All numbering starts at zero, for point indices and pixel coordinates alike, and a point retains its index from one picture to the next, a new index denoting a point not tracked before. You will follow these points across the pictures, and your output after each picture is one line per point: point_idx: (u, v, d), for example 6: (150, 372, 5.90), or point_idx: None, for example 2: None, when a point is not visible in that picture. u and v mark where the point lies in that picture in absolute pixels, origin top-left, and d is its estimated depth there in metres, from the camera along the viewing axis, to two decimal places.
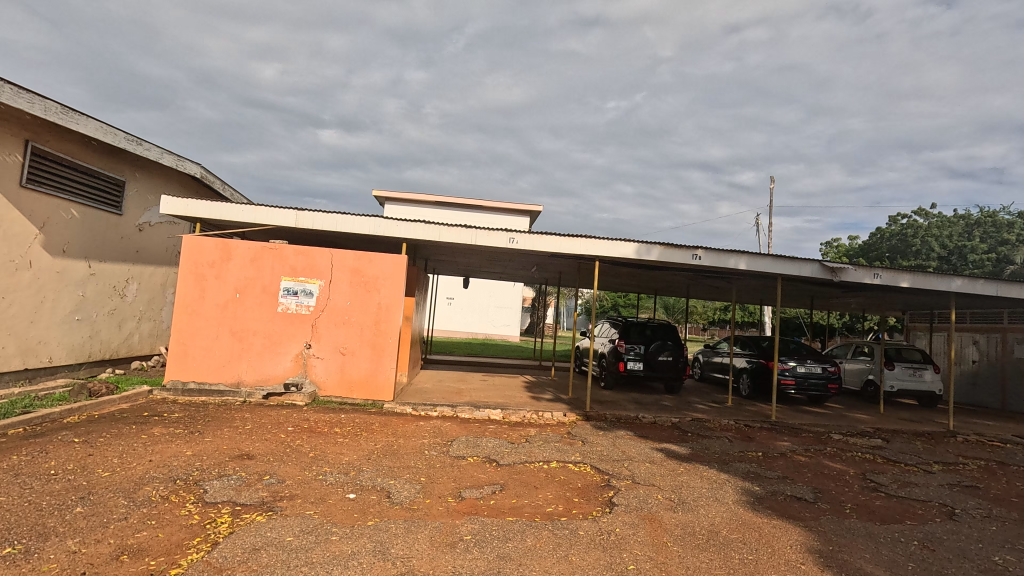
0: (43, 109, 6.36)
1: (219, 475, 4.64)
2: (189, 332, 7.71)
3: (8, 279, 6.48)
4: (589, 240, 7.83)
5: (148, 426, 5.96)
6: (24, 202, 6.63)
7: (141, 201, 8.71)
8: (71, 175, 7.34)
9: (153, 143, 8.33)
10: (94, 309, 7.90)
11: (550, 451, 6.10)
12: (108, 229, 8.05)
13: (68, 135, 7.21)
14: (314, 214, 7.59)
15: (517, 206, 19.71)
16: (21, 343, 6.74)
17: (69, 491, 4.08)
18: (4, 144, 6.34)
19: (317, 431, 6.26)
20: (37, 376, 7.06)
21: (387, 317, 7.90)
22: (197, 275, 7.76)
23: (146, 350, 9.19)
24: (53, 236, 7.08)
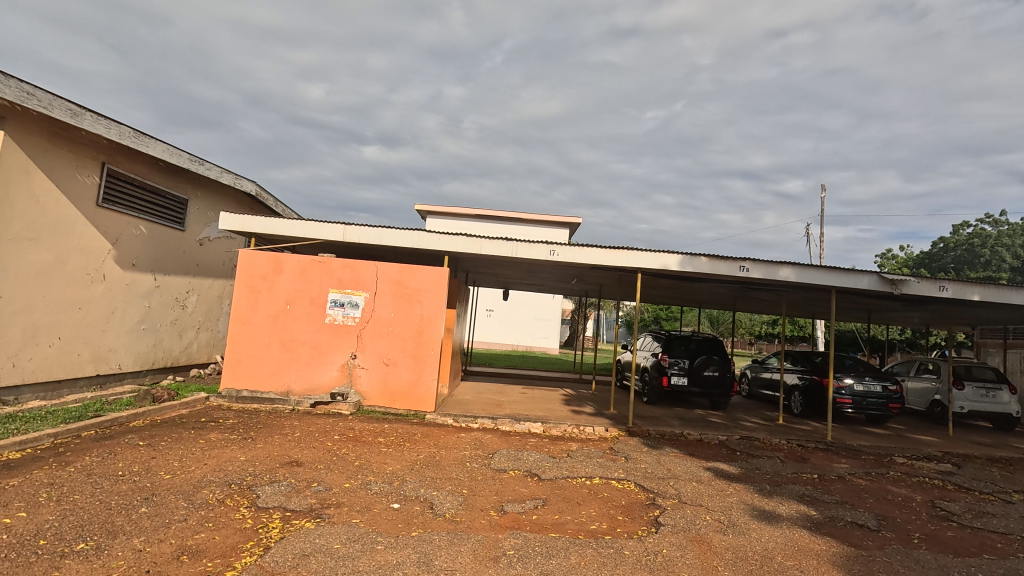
0: (118, 134, 6.85)
1: (270, 481, 4.81)
2: (242, 342, 8.06)
3: (84, 290, 6.99)
4: (631, 252, 7.73)
5: (206, 431, 6.26)
6: (100, 219, 7.15)
7: (202, 217, 9.24)
8: (141, 194, 7.86)
9: (213, 163, 8.82)
10: (159, 319, 8.40)
11: (592, 467, 5.99)
12: (172, 244, 8.57)
13: (139, 157, 7.74)
14: (360, 228, 7.83)
15: (557, 218, 19.77)
16: (94, 351, 7.22)
17: (135, 491, 4.33)
18: (84, 166, 6.85)
19: (362, 441, 6.39)
20: (108, 382, 7.55)
21: (429, 329, 8.02)
22: (251, 287, 8.12)
23: (203, 359, 9.67)
24: (124, 251, 7.58)
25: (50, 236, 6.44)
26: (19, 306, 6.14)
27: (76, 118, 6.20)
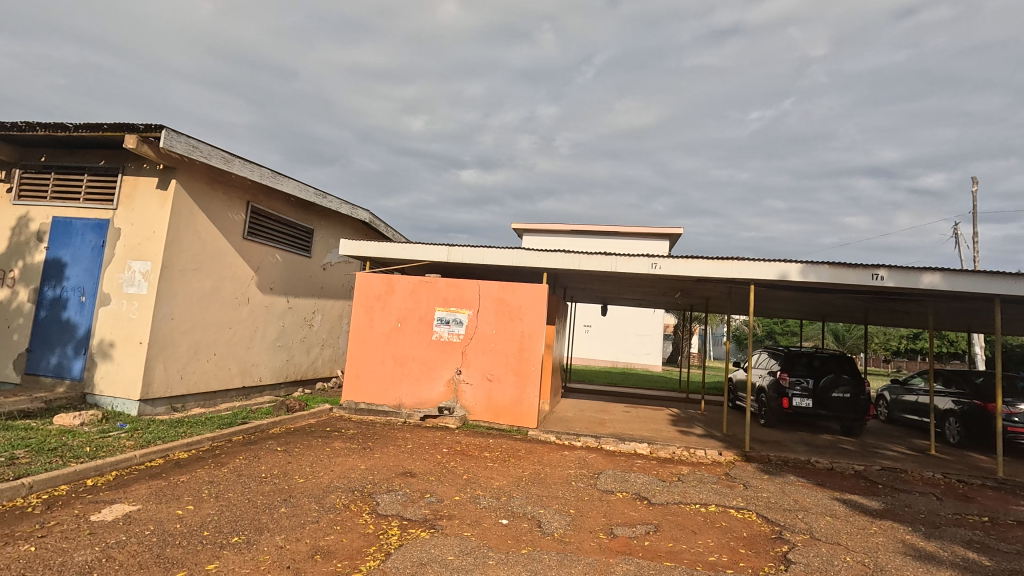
0: (259, 175, 7.83)
1: (388, 490, 5.11)
2: (360, 358, 8.73)
3: (233, 312, 8.02)
4: (741, 262, 7.25)
5: (331, 440, 6.84)
6: (246, 250, 8.19)
7: (325, 245, 10.23)
8: (277, 226, 8.89)
9: (334, 195, 9.74)
10: (291, 337, 9.39)
11: (706, 493, 5.61)
12: (302, 270, 9.57)
13: (275, 195, 8.79)
14: (463, 248, 8.18)
15: (656, 230, 19.13)
16: (241, 365, 8.24)
17: (276, 492, 4.83)
18: (234, 205, 7.90)
19: (469, 455, 6.58)
20: (251, 393, 8.56)
21: (530, 345, 8.10)
22: (367, 307, 8.80)
23: (327, 373, 10.60)
24: (263, 277, 8.61)
25: (209, 266, 7.49)
26: (186, 327, 7.18)
27: (228, 165, 7.20)
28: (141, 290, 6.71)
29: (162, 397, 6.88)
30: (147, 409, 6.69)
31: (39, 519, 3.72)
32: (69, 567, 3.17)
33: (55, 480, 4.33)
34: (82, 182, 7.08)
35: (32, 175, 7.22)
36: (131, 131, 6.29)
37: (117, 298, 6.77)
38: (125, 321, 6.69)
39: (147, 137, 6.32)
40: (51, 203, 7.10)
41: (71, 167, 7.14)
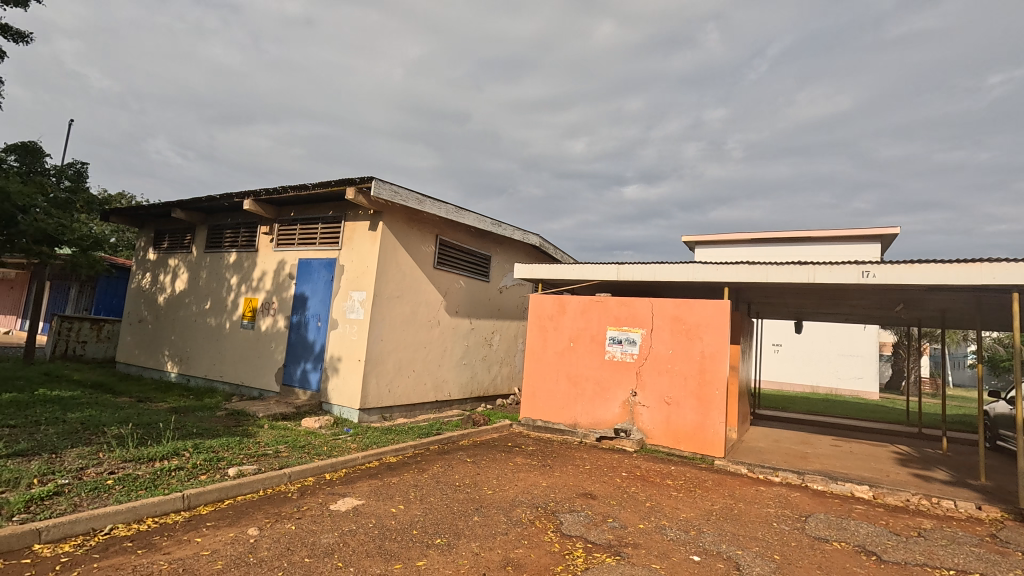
0: (445, 212, 8.71)
1: (571, 509, 5.14)
2: (536, 376, 9.06)
3: (427, 333, 9.02)
4: (996, 264, 5.73)
5: (513, 455, 7.18)
6: (435, 278, 9.17)
7: (501, 269, 10.95)
8: (460, 255, 9.79)
9: (507, 223, 10.37)
10: (474, 355, 10.20)
11: (964, 557, 4.44)
12: (481, 293, 10.37)
13: (458, 227, 9.73)
14: (633, 266, 8.00)
15: (863, 232, 16.29)
16: (434, 381, 9.20)
17: (469, 501, 5.22)
18: (426, 240, 8.95)
19: (650, 481, 6.29)
20: (443, 406, 9.49)
21: (713, 367, 7.49)
22: (541, 327, 9.13)
23: (505, 390, 11.24)
24: (450, 302, 9.54)
25: (408, 294, 8.58)
26: (392, 346, 8.30)
27: (421, 205, 8.17)
28: (359, 316, 7.97)
29: (375, 407, 8.03)
30: (365, 417, 7.86)
31: (296, 504, 4.60)
32: (317, 546, 3.84)
33: (305, 472, 5.32)
34: (318, 229, 8.75)
35: (285, 227, 9.17)
36: (350, 184, 7.58)
37: (342, 322, 8.15)
38: (348, 342, 8.01)
39: (362, 188, 7.55)
40: (298, 248, 8.93)
41: (310, 218, 8.88)
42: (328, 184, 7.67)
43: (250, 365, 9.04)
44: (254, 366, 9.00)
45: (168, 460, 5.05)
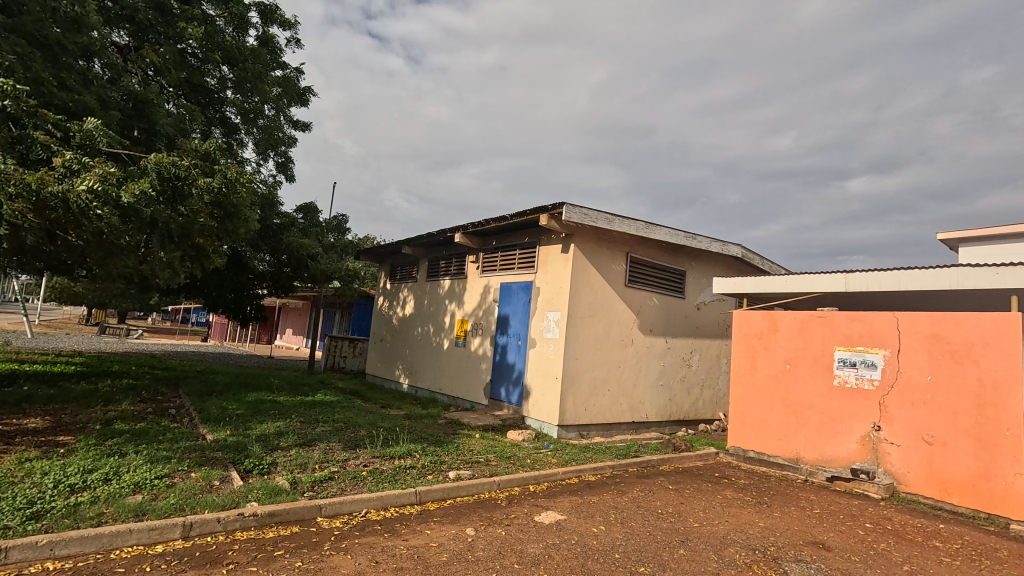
0: (635, 229, 8.51)
1: (797, 559, 4.45)
2: (746, 402, 8.16)
3: (621, 353, 8.90)
4: None
5: (722, 487, 6.55)
6: (627, 296, 9.01)
7: (698, 284, 10.27)
8: (653, 272, 9.46)
9: (704, 235, 9.60)
10: (672, 376, 9.71)
11: None
12: (677, 311, 9.85)
13: (650, 244, 9.44)
14: (867, 274, 6.72)
15: None
16: (630, 402, 9.01)
17: (673, 531, 4.93)
18: (617, 258, 8.89)
19: (908, 539, 5.07)
20: (640, 428, 9.23)
21: (998, 400, 5.75)
22: (748, 346, 8.24)
23: (709, 415, 10.41)
24: (645, 320, 9.27)
25: (601, 313, 8.62)
26: (587, 365, 8.42)
27: (611, 224, 8.17)
28: (555, 335, 8.31)
29: (573, 424, 8.22)
30: (564, 433, 8.10)
31: (504, 511, 4.95)
32: (525, 554, 4.07)
33: (511, 482, 5.71)
34: (516, 255, 9.46)
35: (488, 255, 10.15)
36: (543, 211, 8.00)
37: (540, 341, 8.60)
38: (546, 360, 8.40)
39: (554, 214, 7.91)
40: (499, 273, 9.79)
41: (509, 245, 9.66)
42: (524, 212, 8.25)
43: (464, 380, 10.15)
44: (466, 380, 10.08)
45: (404, 459, 5.97)
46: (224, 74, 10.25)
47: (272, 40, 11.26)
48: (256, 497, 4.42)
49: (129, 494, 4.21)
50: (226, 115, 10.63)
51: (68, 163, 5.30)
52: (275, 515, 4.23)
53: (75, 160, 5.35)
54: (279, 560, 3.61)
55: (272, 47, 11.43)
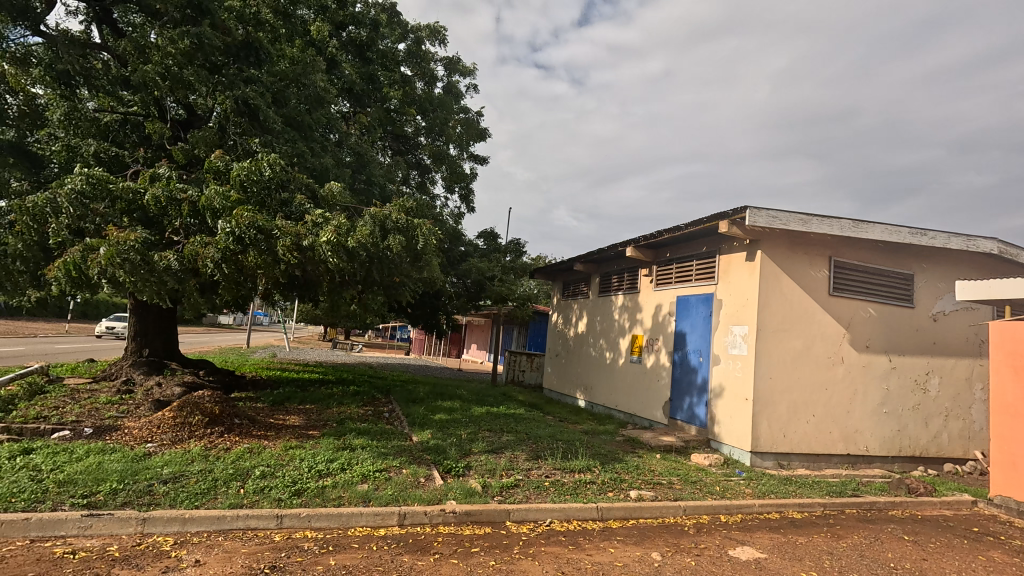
0: (839, 228, 7.33)
1: None
2: (1016, 439, 6.29)
3: (828, 373, 7.67)
4: None
5: (986, 547, 5.12)
6: (833, 307, 7.77)
7: (933, 290, 8.37)
8: (866, 277, 8.00)
9: (939, 229, 7.80)
10: (901, 402, 8.02)
11: None
12: (904, 323, 8.15)
13: (861, 244, 8.02)
14: None
15: None
16: (843, 431, 7.70)
17: None
18: (816, 264, 7.75)
19: None
20: (858, 462, 7.80)
21: None
22: (1016, 368, 6.36)
23: (958, 453, 8.32)
24: (858, 334, 7.86)
25: (799, 326, 7.58)
26: (784, 386, 7.46)
27: (807, 225, 7.18)
28: (742, 351, 7.57)
29: (769, 451, 7.35)
30: (758, 461, 7.29)
31: (692, 539, 4.63)
32: None
33: (699, 509, 5.32)
34: (693, 266, 8.93)
35: (662, 267, 9.77)
36: (722, 217, 7.41)
37: (725, 358, 7.92)
38: (732, 379, 7.69)
39: (735, 219, 7.28)
40: (676, 286, 9.34)
41: (685, 256, 9.17)
42: (701, 220, 7.79)
43: (640, 397, 9.85)
44: (643, 398, 9.76)
45: (584, 473, 6.02)
46: (419, 123, 11.87)
47: (455, 87, 12.69)
48: (454, 495, 4.90)
49: (359, 483, 5.05)
50: (421, 158, 12.22)
51: (320, 218, 6.75)
52: (471, 514, 4.63)
53: (323, 215, 6.75)
54: (476, 556, 3.94)
55: (455, 94, 12.90)
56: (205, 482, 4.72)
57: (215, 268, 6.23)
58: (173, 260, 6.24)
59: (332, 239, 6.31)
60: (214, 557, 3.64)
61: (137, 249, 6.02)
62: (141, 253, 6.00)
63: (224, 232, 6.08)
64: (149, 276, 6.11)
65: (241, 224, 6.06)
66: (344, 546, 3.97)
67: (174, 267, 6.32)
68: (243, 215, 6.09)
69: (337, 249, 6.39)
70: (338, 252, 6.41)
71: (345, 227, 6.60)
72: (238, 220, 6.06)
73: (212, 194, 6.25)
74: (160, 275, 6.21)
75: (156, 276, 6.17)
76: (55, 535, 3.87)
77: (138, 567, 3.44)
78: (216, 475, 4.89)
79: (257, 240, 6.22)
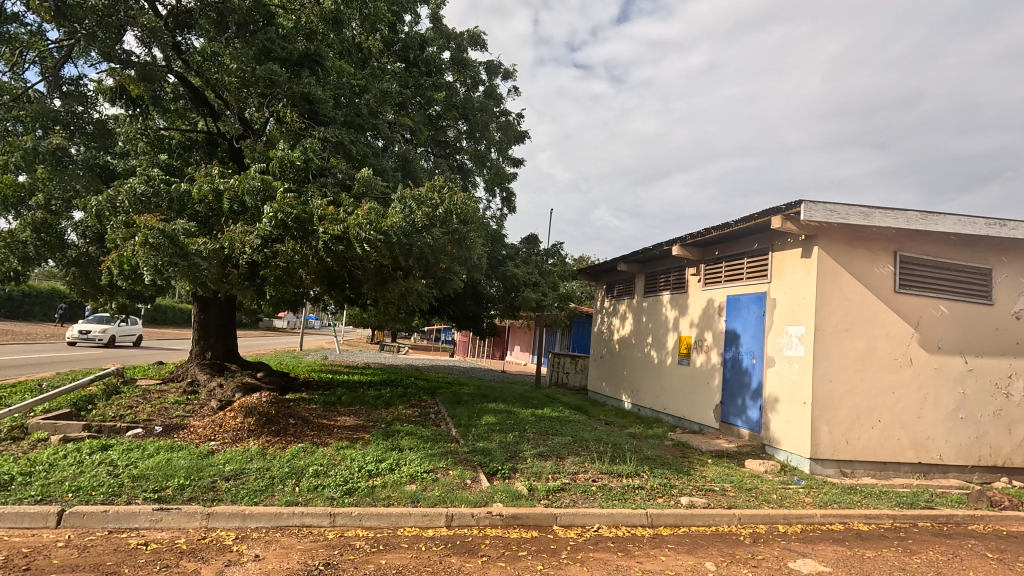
0: (905, 220, 6.86)
1: None
2: None
3: (895, 375, 7.18)
4: None
5: None
6: (900, 305, 7.27)
7: (1014, 285, 7.71)
8: (937, 273, 7.44)
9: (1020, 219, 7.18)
10: (979, 407, 7.41)
11: None
12: (981, 321, 7.53)
13: (930, 238, 7.48)
14: None
15: None
16: (913, 437, 7.19)
17: None
18: (879, 259, 7.28)
19: None
20: (931, 472, 7.26)
21: None
22: None
23: None
24: (928, 334, 7.32)
25: (861, 326, 7.14)
26: (846, 389, 7.05)
27: (867, 219, 6.77)
28: (799, 352, 7.21)
29: (831, 458, 6.96)
30: (818, 468, 6.93)
31: (749, 549, 4.43)
32: None
33: (755, 517, 5.10)
34: (743, 265, 8.59)
35: (710, 266, 9.47)
36: (775, 213, 7.09)
37: (780, 360, 7.56)
38: (788, 381, 7.34)
39: (789, 214, 6.95)
40: (725, 285, 9.01)
41: (735, 254, 8.83)
42: (750, 217, 7.50)
43: (689, 400, 9.56)
44: (693, 401, 9.46)
45: (632, 478, 5.90)
46: (460, 127, 12.06)
47: (496, 91, 12.78)
48: (501, 498, 4.90)
49: (407, 483, 5.15)
50: (462, 162, 12.36)
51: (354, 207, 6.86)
52: (518, 517, 4.62)
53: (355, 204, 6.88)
54: (523, 560, 3.92)
55: (496, 97, 12.98)
56: (263, 479, 4.93)
57: (254, 252, 6.50)
58: (196, 245, 6.29)
59: (364, 220, 6.36)
60: (273, 552, 3.79)
61: (170, 236, 6.16)
62: (173, 241, 6.17)
63: (266, 218, 6.31)
64: (186, 263, 6.27)
65: (279, 209, 6.30)
66: (395, 545, 4.04)
67: (205, 252, 6.40)
68: (282, 201, 6.33)
69: (375, 231, 6.42)
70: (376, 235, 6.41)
71: (376, 212, 6.65)
72: (279, 205, 6.30)
73: (251, 181, 6.69)
74: (191, 258, 6.31)
75: (189, 260, 6.29)
76: (129, 527, 4.13)
77: (204, 559, 3.63)
78: (274, 473, 5.10)
79: (295, 226, 6.47)
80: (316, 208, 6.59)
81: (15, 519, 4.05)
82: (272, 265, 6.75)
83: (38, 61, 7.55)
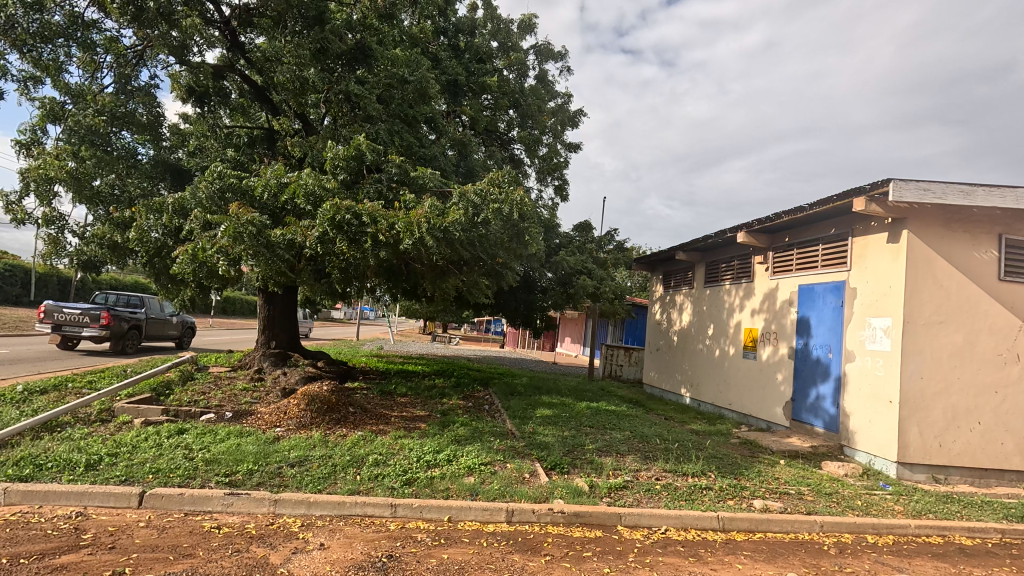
0: (1015, 199, 6.10)
1: None
2: None
3: (999, 373, 6.44)
4: None
5: None
6: (1006, 294, 6.49)
7: None
8: None
9: None
10: None
11: None
12: None
13: None
14: None
15: None
16: (1020, 442, 6.43)
17: None
18: (981, 243, 6.52)
19: None
20: None
21: None
22: None
23: None
24: None
25: (959, 317, 6.44)
26: (939, 388, 6.38)
27: (968, 198, 6.07)
28: (884, 347, 6.60)
29: (922, 463, 6.34)
30: (907, 473, 6.33)
31: (836, 561, 4.06)
32: None
33: (840, 526, 4.69)
34: (818, 251, 7.96)
35: (780, 254, 8.84)
36: (859, 194, 6.49)
37: (861, 354, 6.97)
38: (871, 378, 6.75)
39: (875, 195, 6.33)
40: (796, 274, 8.40)
41: (809, 241, 8.21)
42: (830, 199, 6.90)
43: (756, 396, 9.02)
44: (760, 397, 8.93)
45: (699, 478, 5.58)
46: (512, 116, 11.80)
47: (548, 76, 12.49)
48: (561, 494, 4.75)
49: (465, 475, 5.08)
50: (514, 151, 12.23)
51: (411, 203, 6.89)
52: (580, 515, 4.45)
53: (414, 202, 6.94)
54: (589, 561, 3.75)
55: (547, 83, 12.68)
56: (326, 467, 5.02)
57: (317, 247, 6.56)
58: (281, 235, 6.57)
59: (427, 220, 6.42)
60: (337, 541, 3.81)
61: (255, 229, 6.47)
62: (256, 231, 6.44)
63: (322, 218, 6.46)
64: (265, 253, 6.51)
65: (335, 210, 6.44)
66: (456, 539, 3.97)
67: (284, 242, 6.62)
68: (339, 203, 6.47)
69: (433, 228, 6.46)
70: (432, 234, 6.43)
71: (435, 208, 6.67)
72: (337, 207, 6.46)
73: (306, 183, 6.76)
74: (272, 249, 6.58)
75: (269, 251, 6.55)
76: (204, 510, 4.29)
77: (271, 546, 3.68)
78: (335, 461, 5.17)
79: (354, 225, 6.57)
80: (369, 211, 6.50)
81: (102, 498, 4.29)
82: (334, 258, 6.81)
83: (112, 65, 7.98)
